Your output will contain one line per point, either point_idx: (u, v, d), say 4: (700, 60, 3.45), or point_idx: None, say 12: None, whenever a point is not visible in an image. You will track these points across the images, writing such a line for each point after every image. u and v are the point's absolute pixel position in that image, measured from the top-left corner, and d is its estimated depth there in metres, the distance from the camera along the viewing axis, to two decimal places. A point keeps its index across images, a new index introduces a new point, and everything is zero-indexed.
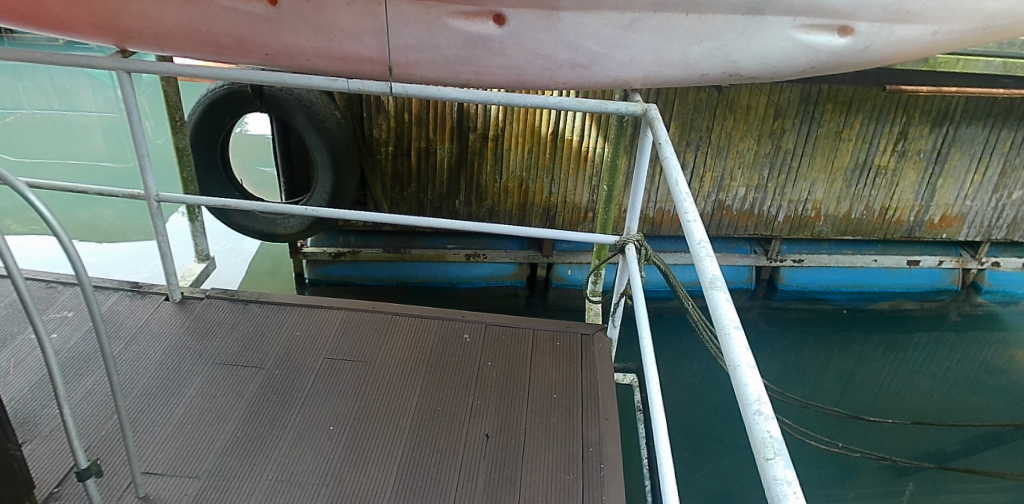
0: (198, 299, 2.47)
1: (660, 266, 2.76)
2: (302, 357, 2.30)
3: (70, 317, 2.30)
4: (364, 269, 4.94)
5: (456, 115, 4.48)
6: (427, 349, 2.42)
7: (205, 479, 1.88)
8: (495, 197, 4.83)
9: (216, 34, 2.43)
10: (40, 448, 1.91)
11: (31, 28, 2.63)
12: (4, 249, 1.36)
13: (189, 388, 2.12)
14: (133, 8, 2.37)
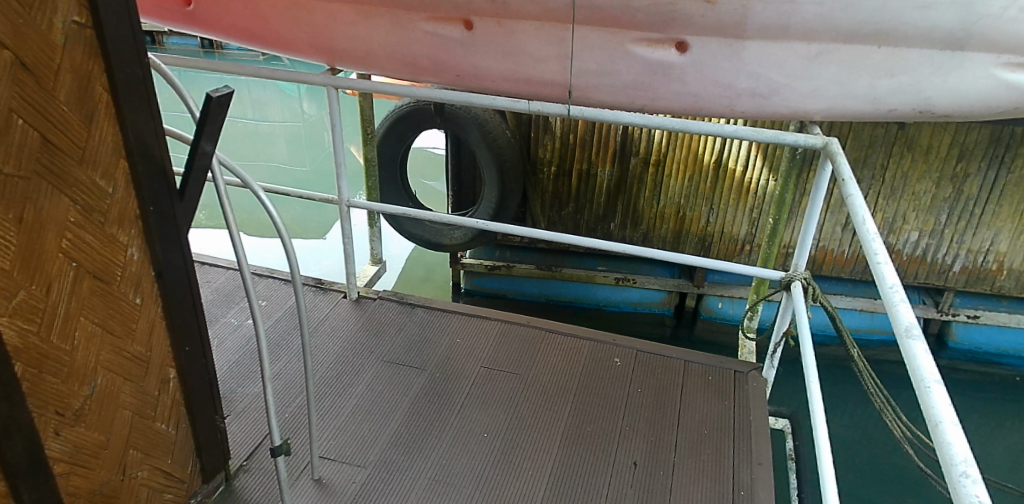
0: (371, 299, 2.64)
1: (826, 307, 2.59)
2: (462, 363, 2.38)
3: (265, 306, 2.57)
4: (515, 284, 5.12)
5: (620, 138, 4.51)
6: (579, 366, 2.43)
7: (370, 470, 1.98)
8: (651, 223, 4.80)
9: (415, 55, 2.91)
10: (236, 422, 2.16)
11: (247, 42, 3.28)
12: (238, 253, 1.68)
13: (359, 382, 2.26)
14: (347, 33, 2.97)
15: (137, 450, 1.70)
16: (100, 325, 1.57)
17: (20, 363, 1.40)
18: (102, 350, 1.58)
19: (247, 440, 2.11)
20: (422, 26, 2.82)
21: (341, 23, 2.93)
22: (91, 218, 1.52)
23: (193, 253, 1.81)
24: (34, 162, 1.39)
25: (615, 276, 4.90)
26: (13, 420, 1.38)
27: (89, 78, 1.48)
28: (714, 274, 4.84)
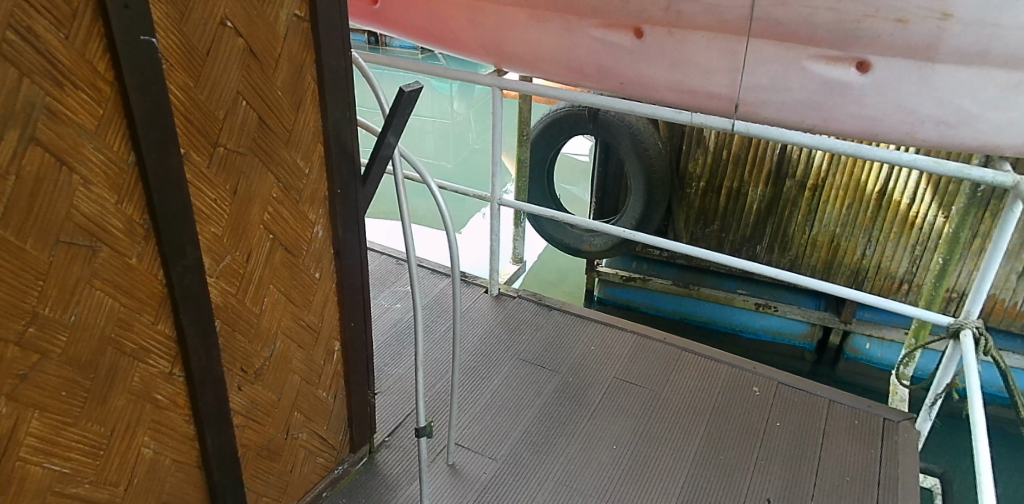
0: (511, 297, 2.69)
1: (999, 363, 2.33)
2: (595, 372, 2.37)
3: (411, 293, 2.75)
4: (650, 297, 5.04)
5: (777, 157, 4.37)
6: (716, 390, 2.36)
7: (501, 463, 2.02)
8: (800, 251, 4.60)
9: (584, 62, 3.11)
10: (384, 398, 2.29)
11: (429, 44, 3.63)
12: (407, 240, 1.80)
13: (497, 375, 2.32)
14: (520, 37, 3.24)
15: (300, 413, 1.82)
16: (284, 294, 1.70)
17: (219, 321, 1.55)
18: (285, 316, 1.72)
19: (390, 417, 2.21)
20: (591, 31, 3.02)
21: (518, 28, 3.22)
22: (289, 195, 1.66)
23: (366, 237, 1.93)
24: (250, 140, 1.53)
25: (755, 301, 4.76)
26: (207, 370, 1.54)
27: (303, 68, 1.62)
28: (864, 311, 4.56)
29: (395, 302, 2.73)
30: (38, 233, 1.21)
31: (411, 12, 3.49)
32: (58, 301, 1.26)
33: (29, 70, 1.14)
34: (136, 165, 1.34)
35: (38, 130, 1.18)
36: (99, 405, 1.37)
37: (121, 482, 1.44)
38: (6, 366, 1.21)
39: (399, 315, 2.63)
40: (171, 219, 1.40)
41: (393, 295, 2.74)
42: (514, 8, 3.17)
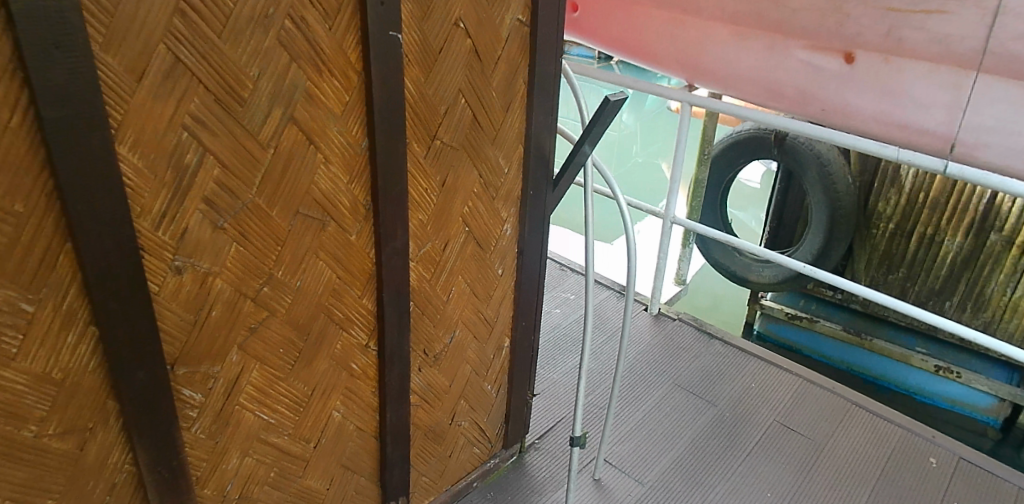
0: (671, 319, 2.75)
1: None
2: (753, 411, 2.30)
3: (572, 300, 2.83)
4: (814, 341, 4.64)
5: (983, 209, 3.94)
6: (889, 454, 2.15)
7: (647, 489, 1.99)
8: (999, 314, 4.14)
9: (783, 83, 2.62)
10: (541, 400, 2.36)
11: (613, 49, 3.21)
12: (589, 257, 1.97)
13: (648, 398, 2.33)
14: (718, 53, 2.76)
15: (465, 401, 1.90)
16: (470, 286, 1.77)
17: (413, 304, 1.65)
18: (467, 307, 1.79)
19: (543, 419, 2.28)
20: (798, 53, 2.54)
21: (714, 40, 2.75)
22: (487, 192, 1.72)
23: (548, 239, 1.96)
24: (463, 136, 1.62)
25: (936, 364, 4.24)
26: (396, 348, 1.63)
27: (518, 70, 1.68)
28: None
29: (556, 307, 2.82)
30: (283, 202, 1.35)
31: (615, 18, 3.08)
32: (290, 266, 1.39)
33: (297, 56, 1.27)
34: (368, 150, 1.45)
35: (296, 110, 1.31)
36: (306, 366, 1.49)
37: (311, 439, 1.56)
38: (242, 319, 1.35)
39: (560, 320, 2.71)
40: (388, 202, 1.50)
41: (555, 299, 2.83)
42: (719, 21, 2.70)
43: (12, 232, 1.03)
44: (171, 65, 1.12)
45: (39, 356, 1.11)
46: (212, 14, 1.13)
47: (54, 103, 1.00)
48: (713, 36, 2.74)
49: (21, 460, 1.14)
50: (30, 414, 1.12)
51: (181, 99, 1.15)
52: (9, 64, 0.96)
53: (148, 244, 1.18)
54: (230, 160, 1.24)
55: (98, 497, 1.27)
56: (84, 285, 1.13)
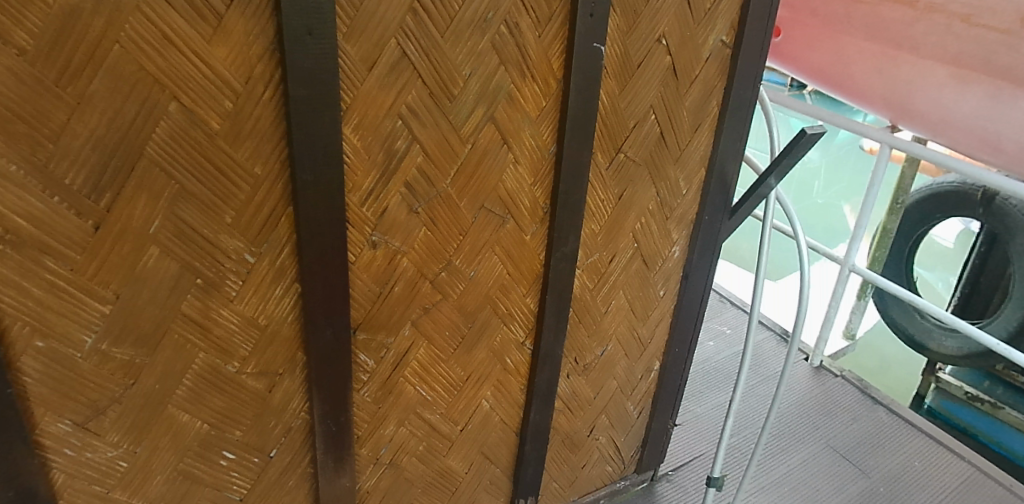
0: (833, 375, 2.61)
1: None
2: (913, 492, 2.10)
3: (728, 334, 2.82)
4: (996, 431, 3.49)
5: None
6: None
7: None
8: None
9: (1002, 137, 2.17)
10: (682, 431, 2.36)
11: (801, 75, 2.78)
12: (755, 297, 2.08)
13: (797, 453, 2.23)
14: (931, 94, 2.30)
15: (606, 417, 1.94)
16: (628, 303, 1.82)
17: (573, 311, 1.71)
18: (623, 323, 1.83)
19: (682, 450, 2.29)
20: None
21: (927, 78, 2.29)
22: (662, 211, 1.76)
23: (713, 274, 1.97)
24: (647, 152, 1.66)
25: None
26: (550, 351, 1.68)
27: (711, 92, 1.69)
28: None
29: (710, 339, 2.83)
30: (472, 195, 1.43)
31: (807, 52, 2.66)
32: (467, 255, 1.47)
33: (506, 60, 1.36)
34: (555, 155, 1.51)
35: (496, 111, 1.40)
36: (466, 352, 1.56)
37: (459, 422, 1.62)
38: (419, 298, 1.44)
39: (712, 353, 2.70)
40: (565, 206, 1.55)
41: (710, 331, 2.84)
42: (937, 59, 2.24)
43: (248, 191, 1.16)
44: (397, 59, 1.23)
45: (251, 301, 1.22)
46: (441, 15, 1.24)
47: (301, 81, 1.13)
48: (932, 79, 2.27)
49: (222, 390, 1.24)
50: (235, 351, 1.23)
51: (401, 90, 1.26)
52: (269, 46, 1.10)
53: (353, 217, 1.29)
54: (432, 149, 1.34)
55: (276, 437, 1.35)
56: (296, 245, 1.24)
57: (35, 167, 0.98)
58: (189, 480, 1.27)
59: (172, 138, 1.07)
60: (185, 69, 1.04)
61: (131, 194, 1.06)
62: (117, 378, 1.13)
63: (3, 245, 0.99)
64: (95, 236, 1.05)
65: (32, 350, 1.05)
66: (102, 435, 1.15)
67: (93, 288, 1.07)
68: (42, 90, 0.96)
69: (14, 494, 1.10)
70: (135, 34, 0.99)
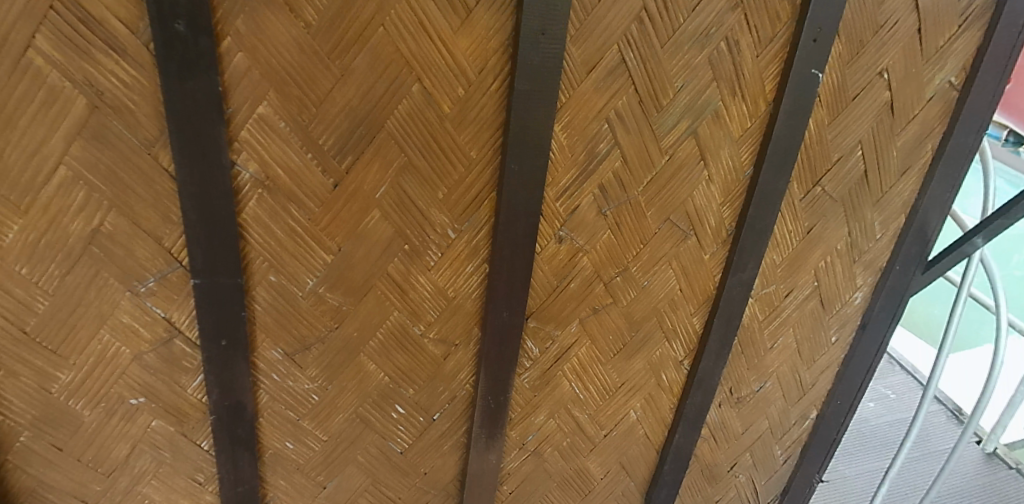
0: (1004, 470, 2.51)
1: None
2: None
3: (890, 400, 2.82)
4: None
5: None
6: None
7: None
8: None
9: None
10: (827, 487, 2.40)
11: None
12: (935, 367, 1.90)
13: None
14: None
15: (750, 456, 1.93)
16: (797, 345, 1.79)
17: (738, 341, 1.72)
18: (787, 363, 1.81)
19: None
20: None
21: None
22: (850, 253, 1.69)
23: (892, 334, 1.86)
24: (846, 190, 1.59)
25: None
26: (707, 376, 1.67)
27: (928, 135, 1.58)
28: None
29: (871, 400, 2.84)
30: (660, 206, 1.44)
31: None
32: (645, 264, 1.48)
33: (720, 77, 1.35)
34: (750, 178, 1.48)
35: (700, 126, 1.39)
36: (625, 359, 1.58)
37: (605, 426, 1.65)
38: (591, 299, 1.47)
39: (870, 416, 2.73)
40: (751, 232, 1.52)
41: (872, 392, 2.84)
42: None
43: (462, 172, 1.25)
44: (616, 64, 1.27)
45: (445, 273, 1.32)
46: (664, 26, 1.26)
47: (527, 76, 1.18)
48: None
49: (407, 349, 1.35)
50: (424, 316, 1.34)
51: (613, 95, 1.29)
52: (505, 41, 1.17)
53: (546, 210, 1.35)
54: (631, 156, 1.36)
55: (442, 401, 1.44)
56: (492, 228, 1.31)
57: (297, 126, 1.11)
58: (364, 425, 1.39)
59: (409, 115, 1.17)
60: (431, 56, 1.13)
61: (368, 161, 1.17)
62: (326, 320, 1.26)
63: (262, 190, 1.13)
64: (332, 194, 1.17)
65: (266, 283, 1.20)
66: (304, 368, 1.29)
67: (322, 238, 1.20)
68: (315, 61, 1.08)
69: (229, 404, 1.25)
70: (397, 19, 1.09)
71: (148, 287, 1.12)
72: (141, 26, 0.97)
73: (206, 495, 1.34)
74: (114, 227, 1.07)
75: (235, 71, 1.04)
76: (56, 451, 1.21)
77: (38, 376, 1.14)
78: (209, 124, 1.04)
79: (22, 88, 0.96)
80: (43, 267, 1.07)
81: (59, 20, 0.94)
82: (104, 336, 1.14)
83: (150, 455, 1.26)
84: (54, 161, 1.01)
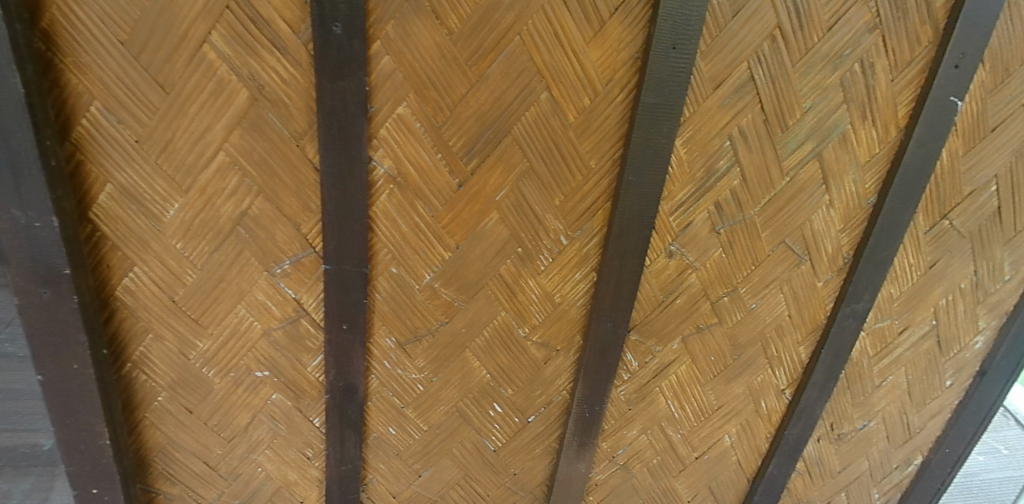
0: None
1: None
2: None
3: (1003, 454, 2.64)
4: None
5: None
6: None
7: None
8: None
9: None
10: None
11: None
12: None
13: None
14: None
15: (846, 497, 1.84)
16: (907, 385, 1.69)
17: (845, 375, 1.64)
18: (895, 403, 1.71)
19: None
20: None
21: None
22: (975, 293, 1.59)
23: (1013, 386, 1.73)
24: (976, 225, 1.50)
25: None
26: (809, 407, 1.61)
27: None
28: None
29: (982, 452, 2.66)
30: (776, 228, 1.40)
31: None
32: (754, 286, 1.45)
33: (851, 99, 1.30)
34: (873, 206, 1.42)
35: (825, 149, 1.34)
36: (724, 382, 1.55)
37: (697, 448, 1.62)
38: (696, 317, 1.45)
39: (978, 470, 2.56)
40: (870, 263, 1.46)
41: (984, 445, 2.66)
42: None
43: (580, 181, 1.26)
44: (744, 81, 1.24)
45: (553, 279, 1.34)
46: (797, 45, 1.24)
47: (654, 91, 1.17)
48: None
49: (510, 350, 1.38)
50: (529, 318, 1.36)
51: (738, 112, 1.27)
52: (635, 54, 1.17)
53: (659, 224, 1.34)
54: (751, 175, 1.33)
55: (538, 404, 1.46)
56: (604, 239, 1.31)
57: (431, 127, 1.16)
58: (463, 419, 1.43)
59: (535, 122, 1.19)
60: (563, 66, 1.16)
61: (492, 164, 1.21)
62: (438, 313, 1.32)
63: (394, 185, 1.19)
64: (456, 194, 1.22)
65: (387, 274, 1.26)
66: (413, 358, 1.35)
67: (443, 235, 1.25)
68: (454, 66, 1.13)
69: (342, 385, 1.32)
70: (534, 29, 1.12)
71: (283, 268, 1.21)
72: (302, 27, 1.05)
73: (312, 470, 1.42)
74: (260, 211, 1.16)
75: (381, 73, 1.11)
76: (187, 413, 1.31)
77: (180, 342, 1.24)
78: (353, 120, 1.11)
79: (195, 79, 1.06)
80: (196, 243, 1.17)
81: (234, 20, 1.03)
82: (241, 311, 1.23)
83: (268, 426, 1.35)
84: (216, 147, 1.11)
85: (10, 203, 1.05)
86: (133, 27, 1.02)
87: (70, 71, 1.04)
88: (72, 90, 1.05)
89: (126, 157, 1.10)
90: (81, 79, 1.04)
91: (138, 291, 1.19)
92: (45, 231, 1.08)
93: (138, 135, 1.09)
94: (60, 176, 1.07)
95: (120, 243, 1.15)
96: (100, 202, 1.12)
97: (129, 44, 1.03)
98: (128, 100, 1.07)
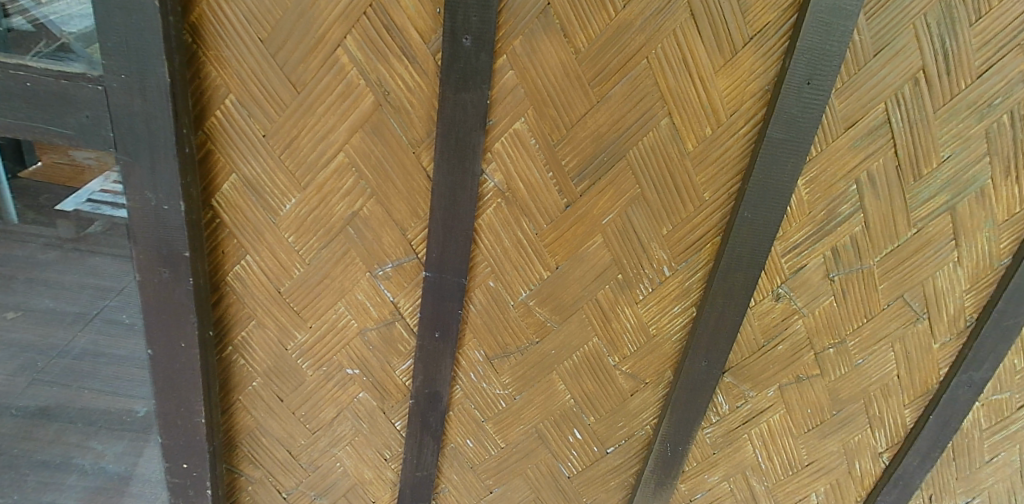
0: None
1: None
2: None
3: None
4: None
5: None
6: None
7: None
8: None
9: None
10: None
11: None
12: None
13: None
14: None
15: None
16: (1020, 464, 1.54)
17: (953, 447, 1.51)
18: (1006, 481, 1.56)
19: None
20: None
21: None
22: None
23: None
24: None
25: None
26: (908, 475, 1.50)
27: None
28: None
29: None
30: (896, 282, 1.31)
31: None
32: (864, 339, 1.36)
33: (996, 152, 1.20)
34: (1006, 268, 1.30)
35: (961, 203, 1.24)
36: (819, 438, 1.46)
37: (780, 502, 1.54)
38: (797, 366, 1.38)
39: None
40: (995, 329, 1.34)
41: None
42: None
43: (691, 212, 1.21)
44: (881, 123, 1.16)
45: (651, 309, 1.29)
46: (942, 89, 1.15)
47: (784, 126, 1.11)
48: None
49: (598, 377, 1.35)
50: (620, 347, 1.33)
51: (870, 155, 1.19)
52: (766, 86, 1.11)
53: (769, 264, 1.28)
54: (875, 223, 1.25)
55: (620, 436, 1.42)
56: (709, 274, 1.26)
57: (546, 145, 1.15)
58: (541, 441, 1.41)
59: (652, 148, 1.16)
60: (688, 92, 1.12)
61: (603, 187, 1.18)
62: (529, 331, 1.30)
63: (502, 200, 1.19)
64: (562, 213, 1.20)
65: (484, 287, 1.26)
66: (499, 373, 1.34)
67: (544, 254, 1.23)
68: (576, 85, 1.11)
69: (427, 392, 1.32)
70: (663, 52, 1.09)
71: (385, 271, 1.23)
72: (432, 37, 1.06)
73: (387, 471, 1.43)
74: (370, 213, 1.18)
75: (503, 87, 1.10)
76: (278, 400, 1.35)
77: (280, 331, 1.28)
78: (471, 133, 1.10)
79: (326, 81, 1.09)
80: (307, 238, 1.20)
81: (369, 26, 1.05)
82: (340, 309, 1.26)
83: (352, 423, 1.37)
84: (337, 148, 1.13)
85: (145, 185, 1.10)
86: (274, 27, 1.06)
87: (211, 64, 1.08)
88: (210, 82, 1.09)
89: (252, 150, 1.14)
90: (221, 73, 1.09)
91: (247, 278, 1.24)
92: (173, 214, 1.12)
93: (266, 129, 1.13)
94: (191, 162, 1.12)
95: (237, 231, 1.20)
96: (223, 190, 1.17)
97: (268, 43, 1.07)
98: (261, 96, 1.11)
